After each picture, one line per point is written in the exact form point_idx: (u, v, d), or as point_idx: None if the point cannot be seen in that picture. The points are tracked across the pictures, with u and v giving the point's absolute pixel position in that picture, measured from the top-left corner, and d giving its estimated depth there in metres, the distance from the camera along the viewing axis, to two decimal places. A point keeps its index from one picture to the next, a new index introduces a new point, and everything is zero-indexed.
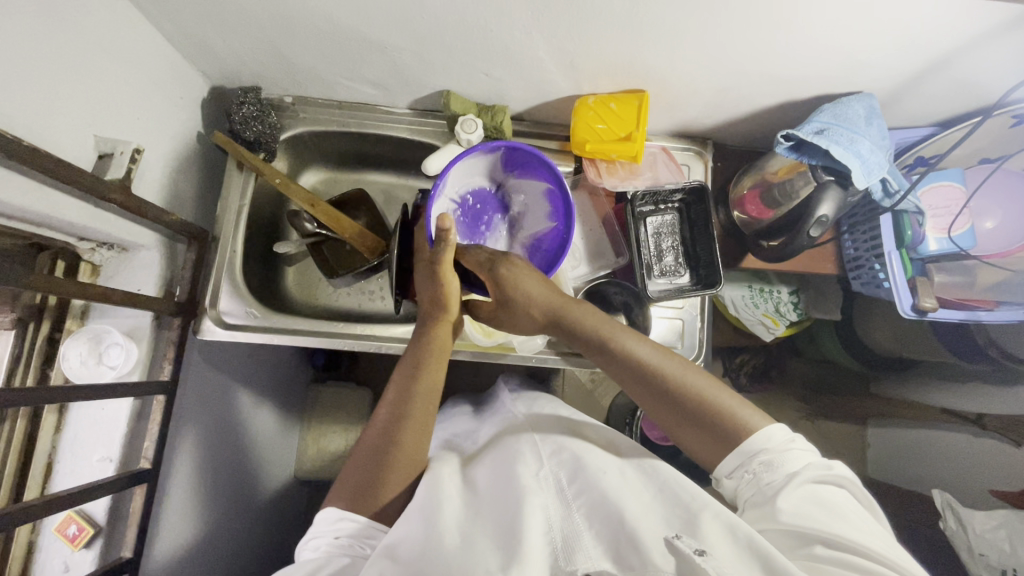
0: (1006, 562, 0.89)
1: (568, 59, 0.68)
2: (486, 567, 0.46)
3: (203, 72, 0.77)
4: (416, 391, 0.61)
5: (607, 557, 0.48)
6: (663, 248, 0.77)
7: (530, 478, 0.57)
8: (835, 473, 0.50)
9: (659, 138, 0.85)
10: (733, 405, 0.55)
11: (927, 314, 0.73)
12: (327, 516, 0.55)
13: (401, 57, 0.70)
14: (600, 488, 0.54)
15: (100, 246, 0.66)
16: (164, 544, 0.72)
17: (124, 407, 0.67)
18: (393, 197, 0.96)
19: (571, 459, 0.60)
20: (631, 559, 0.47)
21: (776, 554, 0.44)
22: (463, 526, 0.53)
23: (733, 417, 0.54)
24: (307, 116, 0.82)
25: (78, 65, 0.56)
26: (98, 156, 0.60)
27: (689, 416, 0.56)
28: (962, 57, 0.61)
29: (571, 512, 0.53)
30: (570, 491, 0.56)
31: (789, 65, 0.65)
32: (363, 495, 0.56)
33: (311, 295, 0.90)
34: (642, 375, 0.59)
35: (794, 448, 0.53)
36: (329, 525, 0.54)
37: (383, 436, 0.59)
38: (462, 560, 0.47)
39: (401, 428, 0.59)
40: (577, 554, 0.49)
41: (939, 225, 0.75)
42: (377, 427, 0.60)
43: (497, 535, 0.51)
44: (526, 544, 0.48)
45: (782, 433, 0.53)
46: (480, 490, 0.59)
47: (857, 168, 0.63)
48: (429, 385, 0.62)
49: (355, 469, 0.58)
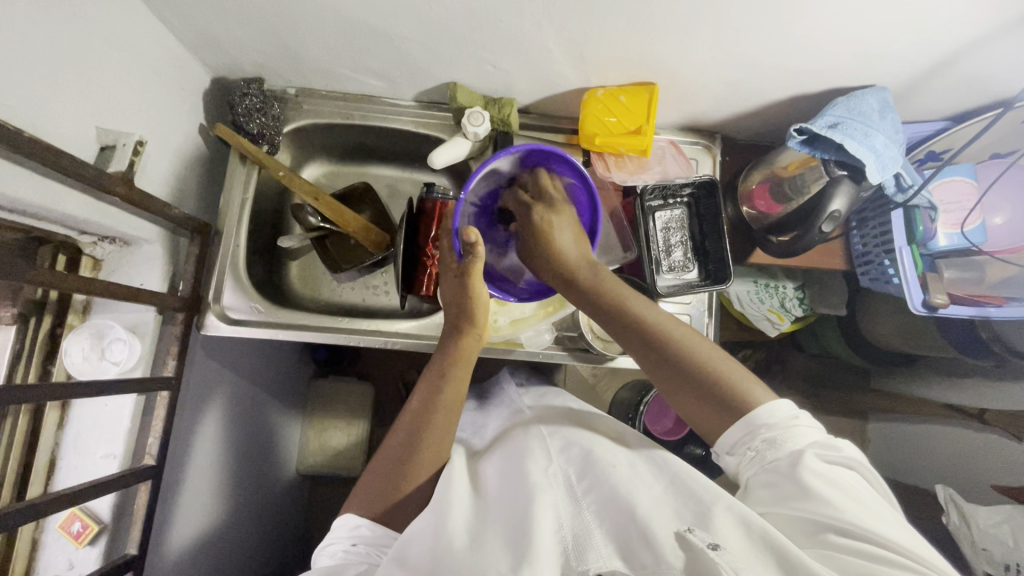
0: (1009, 556, 0.90)
1: (578, 51, 0.67)
2: (496, 567, 0.46)
3: (205, 63, 0.75)
4: (439, 401, 0.61)
5: (619, 556, 0.48)
6: (672, 243, 0.76)
7: (539, 475, 0.57)
8: (845, 455, 0.50)
9: (668, 132, 0.84)
10: (739, 376, 0.55)
11: (938, 311, 0.72)
12: (346, 523, 0.55)
13: (409, 48, 0.69)
14: (609, 484, 0.54)
15: (101, 240, 0.65)
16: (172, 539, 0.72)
17: (128, 403, 0.66)
18: (397, 191, 0.94)
19: (580, 454, 0.60)
20: (644, 556, 0.46)
21: (790, 547, 0.43)
22: (473, 525, 0.52)
23: (737, 386, 0.54)
24: (310, 108, 0.81)
25: (79, 55, 0.55)
26: (100, 149, 0.59)
27: (694, 386, 0.55)
28: (977, 52, 0.60)
29: (581, 510, 0.53)
30: (579, 487, 0.56)
31: (802, 58, 0.64)
32: (382, 499, 0.56)
33: (314, 289, 0.89)
34: (648, 338, 0.59)
35: (800, 424, 0.52)
36: (346, 532, 0.54)
37: (406, 438, 0.60)
38: (474, 560, 0.47)
39: (423, 438, 0.59)
40: (588, 553, 0.48)
41: (952, 220, 0.74)
42: (399, 437, 0.60)
43: (507, 534, 0.50)
44: (538, 543, 0.47)
45: (788, 408, 0.52)
46: (490, 489, 0.58)
47: (871, 162, 0.63)
48: (453, 395, 0.62)
49: (377, 472, 0.59)
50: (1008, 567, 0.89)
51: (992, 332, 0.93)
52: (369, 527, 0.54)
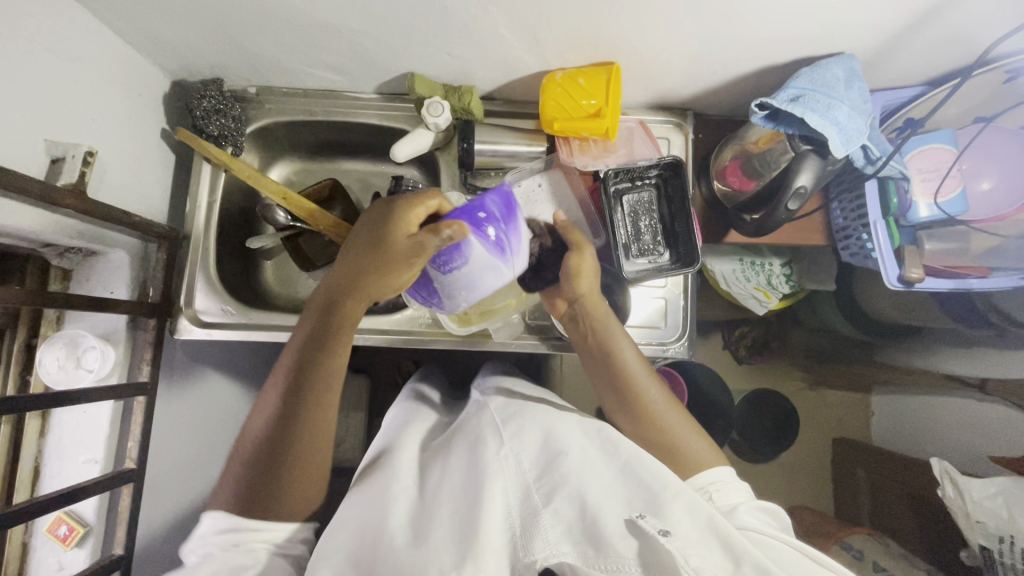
0: (1003, 529, 0.88)
1: (530, 33, 0.65)
2: (439, 565, 0.48)
3: (161, 67, 0.75)
4: (322, 375, 0.59)
5: (567, 540, 0.49)
6: (641, 227, 0.74)
7: (491, 461, 0.58)
8: (772, 509, 0.57)
9: (636, 112, 0.82)
10: (686, 437, 0.62)
11: (914, 285, 0.70)
12: (212, 523, 0.53)
13: (360, 41, 0.67)
14: (562, 473, 0.54)
15: (68, 250, 0.66)
16: (148, 530, 0.72)
17: (106, 409, 0.68)
18: (369, 185, 0.94)
19: (533, 439, 0.61)
20: (594, 542, 0.48)
21: (735, 536, 0.47)
22: (416, 521, 0.55)
23: (688, 456, 0.61)
24: (272, 106, 0.80)
25: (26, 71, 0.55)
26: (50, 161, 0.59)
27: (637, 427, 0.64)
28: (947, 12, 0.57)
29: (530, 494, 0.54)
30: (531, 476, 0.56)
31: (764, 28, 0.62)
32: (252, 490, 0.55)
33: (290, 288, 0.90)
34: (614, 383, 0.66)
35: (737, 485, 0.59)
36: (217, 529, 0.53)
37: (282, 421, 0.57)
38: (417, 560, 0.49)
39: (298, 415, 0.57)
40: (536, 542, 0.50)
41: (927, 189, 0.72)
42: (272, 411, 0.58)
43: (454, 528, 0.52)
44: (483, 535, 0.49)
45: (730, 474, 0.60)
46: (433, 484, 0.60)
47: (834, 135, 0.60)
48: (332, 366, 0.60)
49: (245, 451, 0.58)
50: (1002, 539, 0.88)
51: (988, 302, 0.91)
52: (232, 521, 0.53)
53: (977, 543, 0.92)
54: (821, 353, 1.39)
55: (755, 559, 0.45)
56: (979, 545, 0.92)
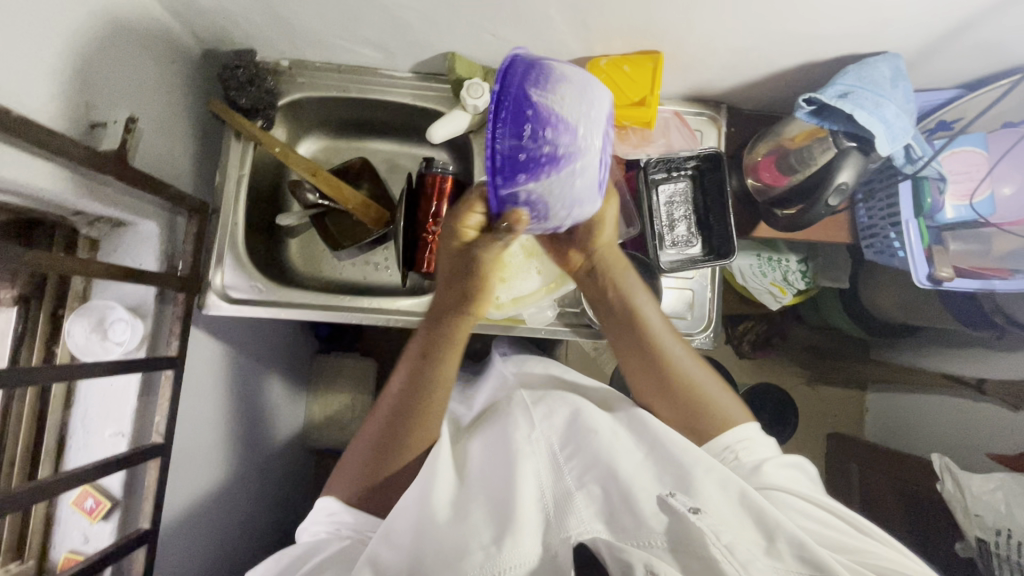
0: (1000, 522, 0.88)
1: (580, 18, 0.65)
2: (479, 541, 0.48)
3: (193, 34, 0.72)
4: (431, 387, 0.59)
5: (599, 518, 0.49)
6: (675, 218, 0.75)
7: (523, 441, 0.58)
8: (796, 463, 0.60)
9: (672, 103, 0.82)
10: (725, 404, 0.63)
11: (943, 283, 0.73)
12: (326, 507, 0.59)
13: (405, 17, 0.66)
14: (593, 449, 0.55)
15: (97, 220, 0.64)
16: (177, 503, 0.73)
17: (134, 382, 0.67)
18: (396, 166, 0.93)
19: (564, 420, 0.61)
20: (625, 520, 0.48)
21: (769, 508, 0.47)
22: (457, 499, 0.54)
23: (723, 418, 0.62)
24: (306, 80, 0.79)
25: (64, 28, 0.53)
26: (89, 125, 0.57)
27: (672, 396, 0.63)
28: (998, 14, 0.58)
29: (562, 477, 0.54)
30: (562, 454, 0.57)
31: (813, 24, 0.62)
32: (370, 484, 0.58)
33: (315, 267, 0.89)
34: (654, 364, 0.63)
35: (765, 443, 0.61)
36: (326, 517, 0.58)
37: (391, 419, 0.60)
38: (456, 535, 0.49)
39: (411, 423, 0.59)
40: (569, 519, 0.50)
41: (960, 191, 0.73)
42: (382, 422, 0.60)
43: (490, 505, 0.52)
44: (519, 514, 0.49)
45: (755, 430, 0.61)
46: (474, 456, 0.60)
47: (881, 133, 0.63)
48: (438, 380, 0.60)
49: (362, 454, 0.60)
50: (999, 533, 0.88)
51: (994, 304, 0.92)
52: (348, 511, 0.57)
53: (974, 536, 0.92)
54: (823, 350, 1.40)
55: (789, 532, 0.45)
56: (976, 537, 0.92)
